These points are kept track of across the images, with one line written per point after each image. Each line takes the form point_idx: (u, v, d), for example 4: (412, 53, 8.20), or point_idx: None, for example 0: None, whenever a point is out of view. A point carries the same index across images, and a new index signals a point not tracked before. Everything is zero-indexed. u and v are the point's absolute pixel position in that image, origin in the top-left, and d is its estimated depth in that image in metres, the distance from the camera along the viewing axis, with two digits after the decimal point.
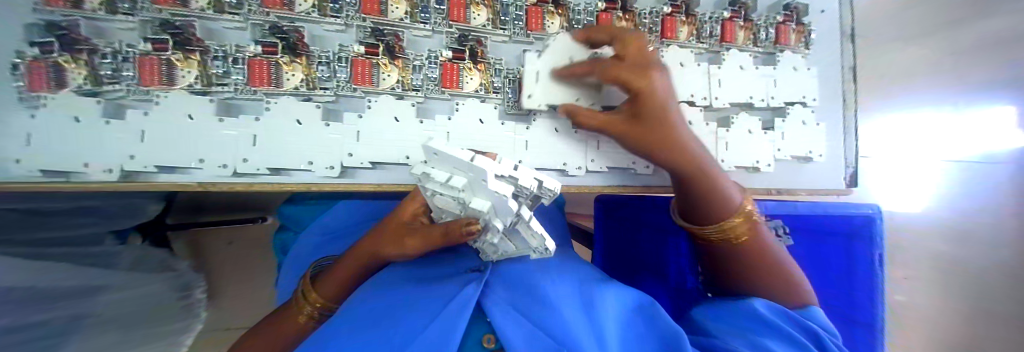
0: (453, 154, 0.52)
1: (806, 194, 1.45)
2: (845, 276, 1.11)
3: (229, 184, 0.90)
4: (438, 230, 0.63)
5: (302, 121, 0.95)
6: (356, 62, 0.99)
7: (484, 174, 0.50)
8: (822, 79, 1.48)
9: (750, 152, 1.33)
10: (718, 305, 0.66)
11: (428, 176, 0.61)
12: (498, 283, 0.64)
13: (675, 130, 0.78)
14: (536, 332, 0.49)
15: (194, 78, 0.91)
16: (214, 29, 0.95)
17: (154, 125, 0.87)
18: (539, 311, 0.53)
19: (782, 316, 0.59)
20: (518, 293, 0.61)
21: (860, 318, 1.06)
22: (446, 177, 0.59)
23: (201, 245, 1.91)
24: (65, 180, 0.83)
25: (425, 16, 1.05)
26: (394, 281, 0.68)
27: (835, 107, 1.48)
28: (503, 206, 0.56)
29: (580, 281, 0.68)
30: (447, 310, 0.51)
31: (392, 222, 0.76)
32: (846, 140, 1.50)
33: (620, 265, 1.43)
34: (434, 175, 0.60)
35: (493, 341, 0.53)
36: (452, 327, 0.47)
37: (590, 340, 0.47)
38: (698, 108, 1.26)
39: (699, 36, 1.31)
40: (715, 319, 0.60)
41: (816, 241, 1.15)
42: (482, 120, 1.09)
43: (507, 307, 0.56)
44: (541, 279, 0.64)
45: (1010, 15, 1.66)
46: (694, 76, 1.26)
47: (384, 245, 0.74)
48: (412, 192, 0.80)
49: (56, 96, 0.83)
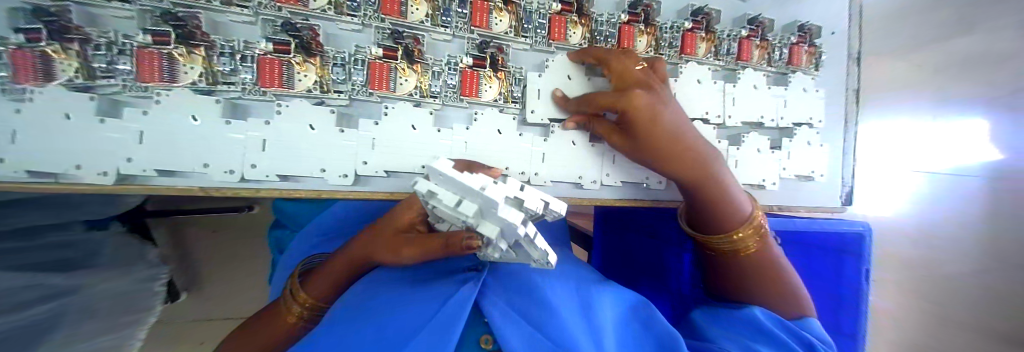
0: (464, 182, 0.50)
1: (806, 211, 1.48)
2: (835, 288, 1.22)
3: (235, 190, 0.85)
4: (438, 240, 0.60)
5: (315, 126, 0.90)
6: (373, 65, 0.94)
7: (495, 203, 0.49)
8: (827, 100, 1.50)
9: (758, 170, 1.34)
10: (715, 310, 0.73)
11: (434, 195, 0.55)
12: (497, 282, 0.65)
13: (664, 145, 0.79)
14: (538, 335, 0.51)
15: (198, 75, 0.84)
16: (220, 22, 0.86)
17: (154, 126, 0.80)
18: (538, 313, 0.55)
19: (779, 324, 0.66)
20: (518, 293, 0.62)
21: (846, 330, 1.18)
22: (454, 198, 0.54)
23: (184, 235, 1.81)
24: (55, 181, 0.78)
25: (447, 20, 1.01)
26: (390, 280, 0.66)
27: (836, 128, 1.51)
28: (513, 232, 0.55)
29: (578, 282, 0.70)
30: (447, 309, 0.51)
31: (390, 225, 0.71)
32: (845, 161, 1.53)
33: (620, 270, 1.41)
34: (440, 195, 0.55)
35: (491, 342, 0.56)
36: (452, 327, 0.48)
37: (589, 344, 0.50)
38: (711, 126, 1.25)
39: (717, 53, 1.31)
40: (714, 322, 0.67)
41: (809, 253, 1.25)
42: (500, 131, 1.06)
43: (508, 309, 0.57)
44: (540, 281, 0.65)
45: (985, 34, 1.58)
46: (709, 93, 1.25)
47: (378, 248, 0.70)
48: (409, 198, 0.75)
49: (44, 90, 0.75)
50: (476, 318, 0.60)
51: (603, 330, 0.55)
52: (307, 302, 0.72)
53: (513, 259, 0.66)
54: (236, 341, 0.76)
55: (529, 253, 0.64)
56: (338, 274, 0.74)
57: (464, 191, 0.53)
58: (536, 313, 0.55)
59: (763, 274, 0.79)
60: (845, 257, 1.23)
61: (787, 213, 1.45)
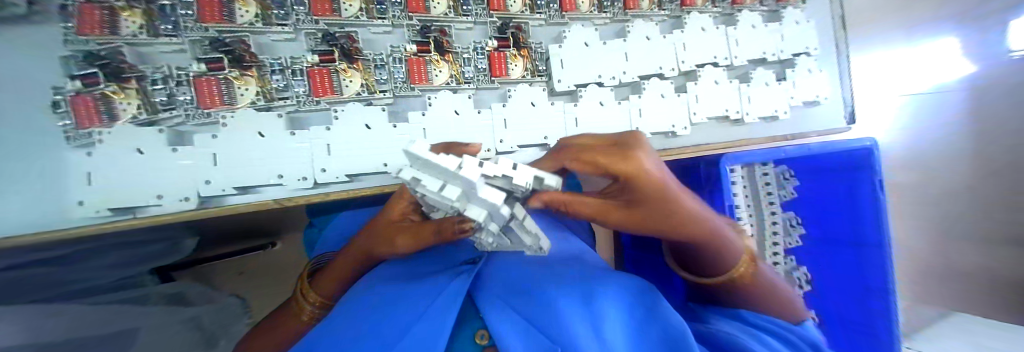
0: (441, 165, 0.42)
1: (818, 135, 1.60)
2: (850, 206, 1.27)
3: (310, 196, 0.89)
4: (426, 227, 0.62)
5: (371, 125, 0.95)
6: (411, 61, 0.99)
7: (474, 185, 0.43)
8: (818, 30, 1.63)
9: (769, 102, 1.45)
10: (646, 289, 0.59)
11: (419, 182, 0.50)
12: (493, 280, 0.63)
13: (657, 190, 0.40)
14: (528, 326, 0.48)
15: (254, 95, 0.88)
16: (264, 43, 0.92)
17: (224, 147, 0.84)
18: (527, 305, 0.53)
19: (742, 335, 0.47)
20: (513, 286, 0.60)
21: (868, 241, 1.22)
22: (438, 182, 0.49)
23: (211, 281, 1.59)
24: (133, 216, 0.81)
25: (468, 9, 1.07)
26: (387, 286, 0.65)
27: (828, 53, 1.63)
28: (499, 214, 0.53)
29: (582, 271, 0.65)
30: (436, 308, 0.52)
31: (381, 222, 0.73)
32: (842, 84, 1.65)
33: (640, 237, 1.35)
34: (422, 182, 0.49)
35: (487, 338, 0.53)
36: (443, 321, 0.49)
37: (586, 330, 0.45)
38: (721, 69, 1.38)
39: (714, 0, 1.43)
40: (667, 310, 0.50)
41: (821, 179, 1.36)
42: (534, 103, 1.13)
43: (500, 304, 0.55)
44: (539, 276, 0.61)
45: None
46: (714, 38, 1.38)
47: (378, 245, 0.72)
48: (399, 191, 0.75)
49: (112, 129, 0.78)
50: (472, 314, 0.58)
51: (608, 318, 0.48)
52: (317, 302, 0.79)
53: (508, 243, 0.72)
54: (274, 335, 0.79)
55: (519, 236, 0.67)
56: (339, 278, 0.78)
57: (445, 175, 0.48)
58: (527, 304, 0.53)
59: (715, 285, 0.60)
60: (858, 173, 1.24)
61: (799, 138, 1.57)
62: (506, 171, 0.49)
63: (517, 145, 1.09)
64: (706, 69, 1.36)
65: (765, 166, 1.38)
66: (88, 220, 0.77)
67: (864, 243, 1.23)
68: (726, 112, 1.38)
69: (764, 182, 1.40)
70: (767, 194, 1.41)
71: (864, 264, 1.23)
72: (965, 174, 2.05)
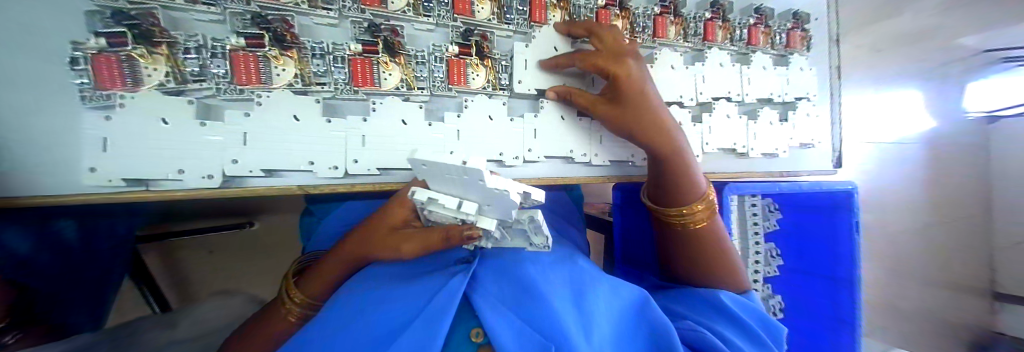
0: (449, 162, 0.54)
1: (808, 175, 1.71)
2: (829, 241, 1.36)
3: (341, 185, 0.89)
4: (438, 233, 0.66)
5: (407, 121, 0.96)
6: (452, 62, 0.99)
7: (479, 173, 0.53)
8: (818, 76, 1.75)
9: (771, 141, 1.55)
10: (621, 289, 0.64)
11: (434, 200, 0.67)
12: (486, 277, 0.65)
13: (637, 100, 0.87)
14: (524, 327, 0.52)
15: (291, 77, 0.85)
16: (306, 25, 0.89)
17: (257, 127, 0.82)
18: (520, 306, 0.57)
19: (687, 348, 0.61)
20: (507, 283, 0.64)
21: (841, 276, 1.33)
22: (455, 200, 0.66)
23: (178, 265, 1.48)
24: (145, 188, 0.76)
25: (510, 17, 1.08)
26: (380, 281, 0.68)
27: (826, 99, 1.76)
28: (502, 203, 0.62)
29: (571, 269, 0.70)
30: (437, 301, 0.54)
31: (382, 223, 0.73)
32: (834, 129, 1.77)
33: (631, 259, 1.39)
34: (439, 200, 0.66)
35: (482, 335, 0.55)
36: (440, 321, 0.51)
37: (578, 329, 0.51)
38: (734, 103, 1.46)
39: (732, 39, 1.52)
40: (639, 314, 0.60)
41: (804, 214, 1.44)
42: (563, 117, 1.15)
43: (496, 302, 0.58)
44: (531, 274, 0.64)
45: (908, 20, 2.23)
46: (730, 75, 1.45)
47: (376, 247, 0.73)
48: (398, 195, 0.75)
49: (136, 95, 0.73)
50: (466, 313, 0.60)
51: (596, 322, 0.54)
52: (303, 301, 0.77)
53: (513, 244, 0.81)
54: (262, 330, 0.77)
55: (526, 237, 0.80)
56: (331, 275, 0.78)
57: (461, 193, 0.66)
58: (522, 305, 0.56)
59: (692, 239, 0.88)
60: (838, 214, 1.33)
61: (789, 176, 1.67)
62: (526, 189, 0.65)
63: (543, 155, 1.12)
64: (719, 102, 1.43)
65: (754, 198, 1.42)
66: (100, 189, 0.72)
67: (837, 277, 1.33)
68: (733, 146, 1.45)
69: (751, 213, 1.44)
70: (753, 224, 1.45)
71: (834, 298, 1.34)
72: (918, 219, 2.26)
